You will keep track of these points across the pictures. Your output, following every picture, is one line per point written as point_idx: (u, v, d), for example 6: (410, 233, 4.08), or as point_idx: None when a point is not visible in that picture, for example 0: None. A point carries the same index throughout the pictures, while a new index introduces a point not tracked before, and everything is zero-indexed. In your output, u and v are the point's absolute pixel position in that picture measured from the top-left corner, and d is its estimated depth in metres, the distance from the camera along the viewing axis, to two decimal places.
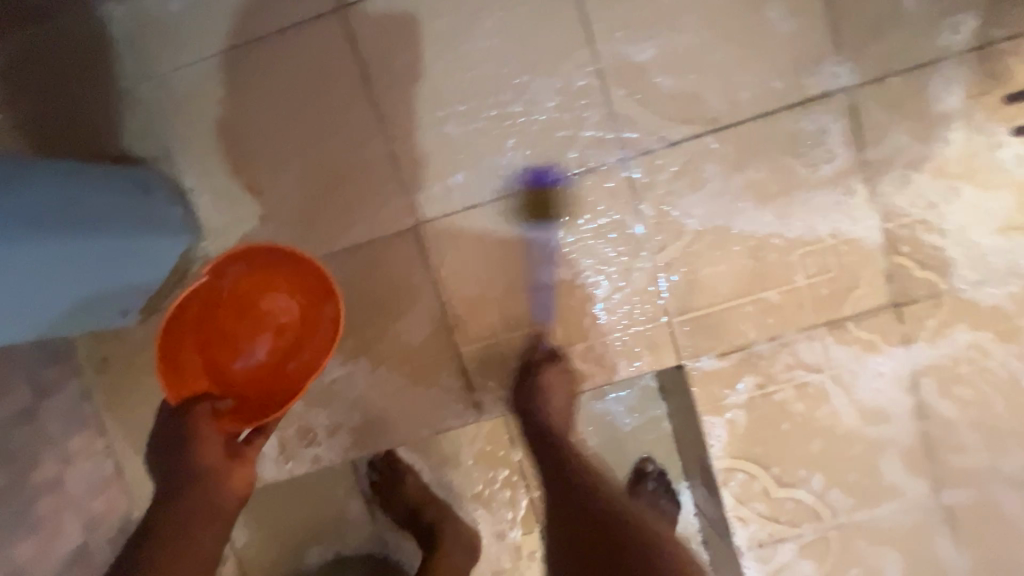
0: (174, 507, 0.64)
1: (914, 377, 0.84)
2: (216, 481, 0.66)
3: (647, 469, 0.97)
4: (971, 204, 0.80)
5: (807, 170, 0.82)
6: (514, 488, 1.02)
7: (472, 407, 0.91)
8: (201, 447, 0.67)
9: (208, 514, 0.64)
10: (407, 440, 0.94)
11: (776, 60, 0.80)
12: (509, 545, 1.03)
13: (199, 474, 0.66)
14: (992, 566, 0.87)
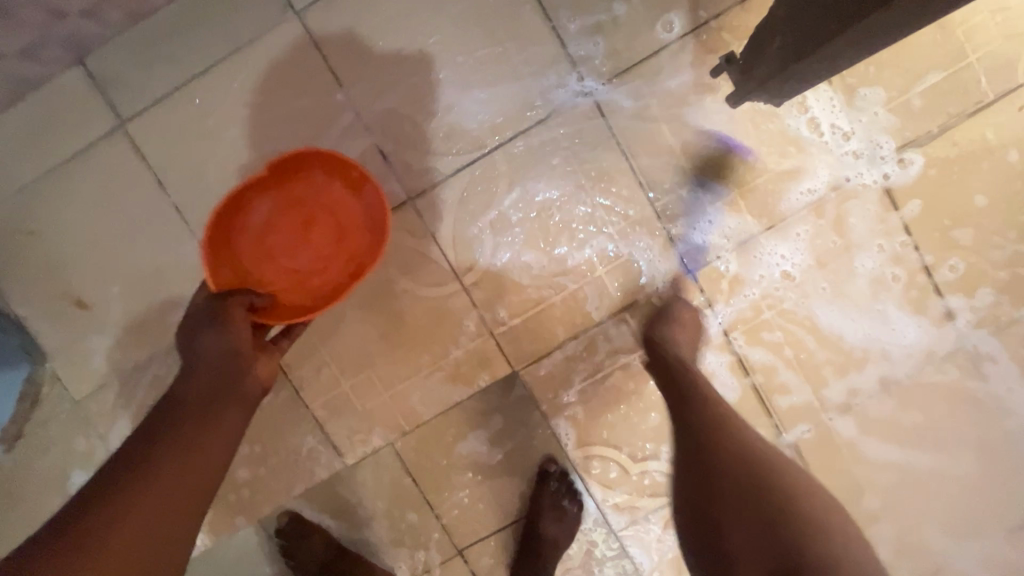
0: (200, 377, 0.65)
1: (725, 334, 0.91)
2: (242, 367, 0.67)
3: (551, 471, 0.95)
4: (721, 168, 0.90)
5: (576, 173, 0.90)
6: (415, 530, 0.99)
7: (339, 456, 0.96)
8: (235, 332, 0.68)
9: (230, 398, 0.65)
10: (289, 502, 0.98)
11: (522, 83, 0.89)
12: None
13: (237, 357, 0.67)
14: (844, 491, 0.93)
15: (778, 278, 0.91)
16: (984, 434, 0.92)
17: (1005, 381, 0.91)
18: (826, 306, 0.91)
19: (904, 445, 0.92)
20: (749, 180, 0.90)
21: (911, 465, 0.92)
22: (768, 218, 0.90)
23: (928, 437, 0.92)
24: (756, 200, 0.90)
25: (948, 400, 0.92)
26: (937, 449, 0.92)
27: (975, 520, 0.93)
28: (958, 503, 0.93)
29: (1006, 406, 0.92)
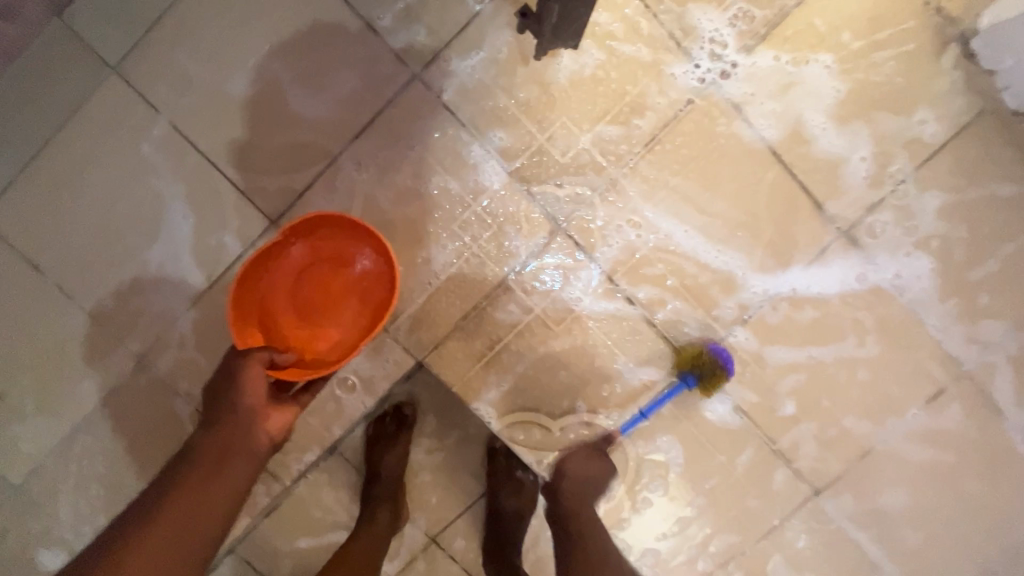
0: (213, 430, 0.68)
1: (607, 279, 0.92)
2: (255, 422, 0.69)
3: (496, 444, 1.00)
4: (567, 119, 0.90)
5: (426, 158, 0.90)
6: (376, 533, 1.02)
7: (278, 480, 0.99)
8: (249, 385, 0.70)
9: (240, 454, 0.67)
10: (242, 536, 1.01)
11: (351, 83, 0.89)
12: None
13: (249, 410, 0.69)
14: (761, 400, 0.95)
15: (648, 212, 0.91)
16: (883, 314, 0.93)
17: (890, 258, 0.92)
18: (699, 228, 0.92)
19: (806, 342, 0.94)
20: (596, 124, 0.90)
21: (817, 361, 0.95)
22: (625, 156, 0.90)
23: (826, 330, 0.94)
24: (608, 141, 0.90)
25: (839, 289, 0.93)
26: (840, 340, 0.94)
27: (891, 396, 0.95)
28: (872, 385, 0.95)
29: (897, 283, 0.93)
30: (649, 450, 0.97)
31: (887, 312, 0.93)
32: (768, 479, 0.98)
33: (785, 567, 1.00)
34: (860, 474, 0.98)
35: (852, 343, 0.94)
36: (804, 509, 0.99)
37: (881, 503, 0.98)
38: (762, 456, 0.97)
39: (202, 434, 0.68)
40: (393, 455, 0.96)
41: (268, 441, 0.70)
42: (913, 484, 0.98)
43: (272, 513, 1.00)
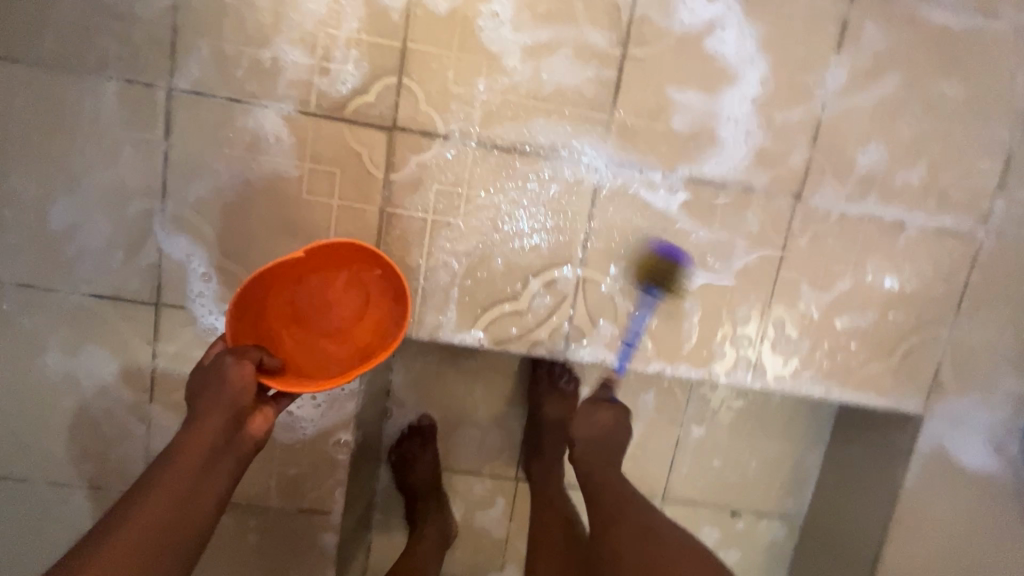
0: (197, 429, 0.67)
1: (468, 142, 0.87)
2: (239, 423, 0.69)
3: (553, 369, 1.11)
4: (326, 26, 0.83)
5: (236, 157, 0.86)
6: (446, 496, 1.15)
7: (325, 511, 0.99)
8: (232, 386, 0.68)
9: (225, 455, 0.68)
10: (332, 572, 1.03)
11: (123, 135, 0.84)
12: (484, 505, 1.21)
13: (234, 412, 0.68)
14: (682, 151, 0.90)
15: (458, 57, 0.85)
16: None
17: None
18: (514, 41, 0.85)
19: (700, 73, 0.87)
20: (353, 12, 0.83)
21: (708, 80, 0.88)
22: (401, 21, 0.83)
23: (704, 46, 0.86)
24: (376, 20, 0.83)
25: (693, 5, 0.85)
26: (722, 45, 0.87)
27: (802, 64, 0.88)
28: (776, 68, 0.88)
29: None
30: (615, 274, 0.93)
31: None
32: (743, 219, 0.92)
33: (814, 285, 0.95)
34: (825, 154, 0.91)
35: (741, 39, 0.86)
36: (797, 222, 0.93)
37: (863, 165, 0.91)
38: (725, 203, 0.92)
39: (192, 424, 0.68)
40: (427, 458, 1.15)
41: (248, 445, 0.70)
42: (883, 130, 0.90)
43: (338, 542, 1.01)
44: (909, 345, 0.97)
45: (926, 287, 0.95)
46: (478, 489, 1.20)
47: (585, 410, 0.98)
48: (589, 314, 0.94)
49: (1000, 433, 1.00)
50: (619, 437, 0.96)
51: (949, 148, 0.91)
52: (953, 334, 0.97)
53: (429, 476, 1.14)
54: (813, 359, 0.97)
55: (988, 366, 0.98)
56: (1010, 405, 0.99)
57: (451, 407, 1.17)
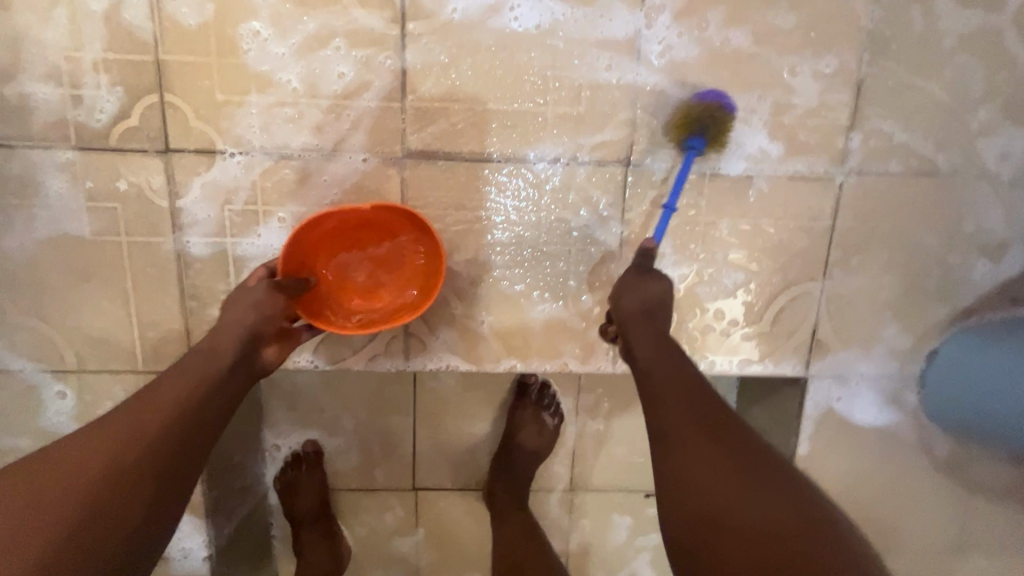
0: (207, 344, 0.70)
1: (252, 151, 0.80)
2: (258, 342, 0.73)
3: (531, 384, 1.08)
4: (67, 50, 0.75)
5: (7, 206, 0.79)
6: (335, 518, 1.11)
7: None
8: (264, 305, 0.72)
9: (240, 368, 0.71)
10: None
11: None
12: (385, 524, 1.16)
13: (252, 325, 0.72)
14: (492, 130, 0.81)
15: (220, 61, 0.77)
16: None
17: None
18: (277, 36, 0.76)
19: (495, 48, 0.79)
20: (92, 31, 0.75)
21: (506, 50, 0.79)
22: (147, 31, 0.75)
23: (492, 26, 0.78)
24: (120, 34, 0.75)
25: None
26: (513, 18, 0.78)
27: (608, 17, 0.79)
28: (580, 24, 0.79)
29: None
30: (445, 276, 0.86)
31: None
32: (574, 192, 0.84)
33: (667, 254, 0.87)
34: (651, 111, 0.82)
35: (532, 9, 0.78)
36: (634, 187, 0.84)
37: (696, 117, 0.83)
38: (548, 178, 0.84)
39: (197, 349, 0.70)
40: (311, 489, 1.09)
41: (267, 364, 0.74)
42: (713, 76, 0.81)
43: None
44: (781, 303, 0.89)
45: (789, 239, 0.87)
46: (377, 506, 1.15)
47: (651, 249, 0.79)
48: (425, 322, 0.87)
49: (891, 385, 0.94)
50: (653, 286, 0.77)
51: (790, 83, 0.82)
52: (826, 286, 0.89)
53: (312, 507, 1.09)
54: (678, 333, 0.90)
55: (868, 314, 0.90)
56: (897, 353, 0.92)
57: (330, 429, 1.10)
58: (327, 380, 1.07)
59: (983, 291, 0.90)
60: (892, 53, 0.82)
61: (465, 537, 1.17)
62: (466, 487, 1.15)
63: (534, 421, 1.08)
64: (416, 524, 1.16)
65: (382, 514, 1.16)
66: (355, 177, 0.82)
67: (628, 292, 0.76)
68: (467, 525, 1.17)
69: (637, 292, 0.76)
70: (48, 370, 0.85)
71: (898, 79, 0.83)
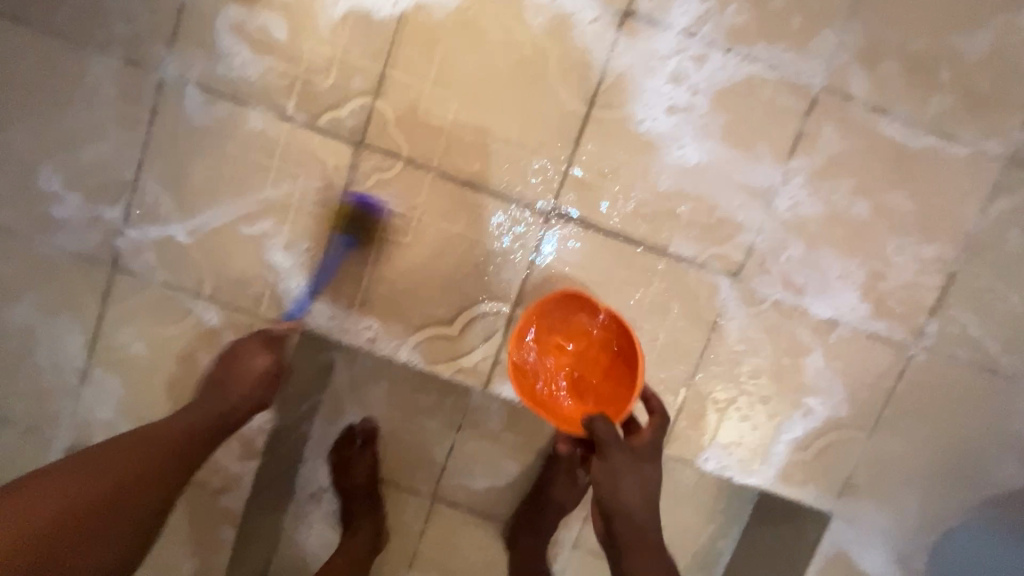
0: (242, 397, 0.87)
1: (427, 170, 0.92)
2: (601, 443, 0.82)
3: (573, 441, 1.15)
4: (315, 43, 0.89)
5: (212, 145, 0.91)
6: (357, 500, 1.16)
7: None
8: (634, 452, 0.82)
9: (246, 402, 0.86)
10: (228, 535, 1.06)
11: (113, 108, 0.90)
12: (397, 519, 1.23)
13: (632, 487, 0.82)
14: (630, 216, 0.93)
15: (432, 89, 0.90)
16: (698, 120, 0.91)
17: (695, 43, 0.89)
18: (488, 92, 0.90)
19: (659, 158, 0.92)
20: (342, 35, 0.89)
21: (672, 171, 0.92)
22: (384, 50, 0.89)
23: (657, 154, 0.92)
24: (362, 45, 0.89)
25: (654, 125, 0.91)
26: (677, 153, 0.92)
27: (754, 166, 0.92)
28: (732, 165, 0.92)
29: (696, 55, 0.90)
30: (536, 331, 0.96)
31: (706, 110, 0.91)
32: (680, 286, 0.95)
33: (740, 365, 0.96)
34: (768, 246, 0.94)
35: (697, 149, 0.92)
36: (734, 300, 0.95)
37: (802, 262, 0.94)
38: (663, 269, 0.94)
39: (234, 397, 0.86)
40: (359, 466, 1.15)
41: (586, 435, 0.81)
42: (828, 233, 0.93)
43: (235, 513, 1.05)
44: (823, 441, 0.98)
45: (851, 388, 0.97)
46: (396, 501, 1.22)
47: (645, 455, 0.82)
48: None
49: (902, 548, 1.00)
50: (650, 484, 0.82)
51: (890, 258, 0.93)
52: (870, 440, 0.98)
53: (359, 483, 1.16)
54: (728, 435, 0.98)
55: (900, 477, 0.99)
56: (915, 520, 1.00)
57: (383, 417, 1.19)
58: (396, 373, 1.16)
59: (1005, 488, 0.98)
60: (986, 260, 0.93)
61: (460, 553, 1.23)
62: (474, 511, 1.22)
63: (567, 476, 1.13)
64: (426, 530, 1.23)
65: (396, 511, 1.23)
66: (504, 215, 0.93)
67: (606, 485, 0.80)
68: (465, 545, 1.23)
69: (629, 479, 0.80)
70: (183, 289, 0.95)
71: (982, 284, 0.94)
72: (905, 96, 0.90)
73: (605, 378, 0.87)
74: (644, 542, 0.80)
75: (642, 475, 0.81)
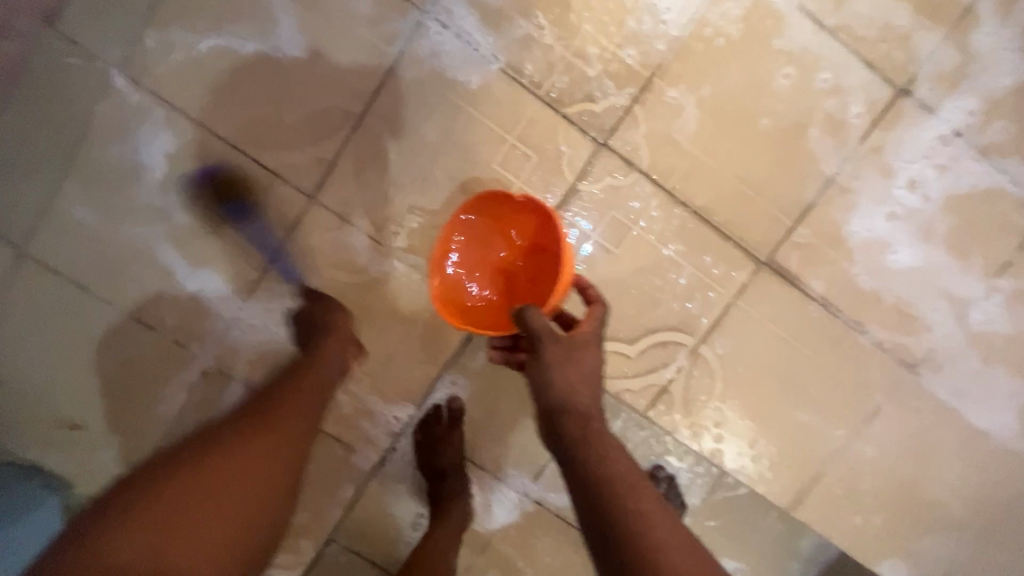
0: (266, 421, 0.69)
1: (660, 189, 0.89)
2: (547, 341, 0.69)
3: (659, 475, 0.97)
4: (593, 27, 0.85)
5: (453, 102, 0.86)
6: None
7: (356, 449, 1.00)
8: (577, 345, 0.69)
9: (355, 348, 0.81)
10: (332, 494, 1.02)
11: (361, 35, 0.84)
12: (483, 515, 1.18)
13: (582, 378, 0.68)
14: (841, 286, 0.92)
15: (692, 109, 0.87)
16: (920, 227, 0.89)
17: (957, 138, 0.87)
18: (744, 127, 0.87)
19: (871, 253, 0.90)
20: (620, 30, 0.85)
21: (877, 270, 0.91)
22: (657, 57, 0.85)
23: (870, 256, 0.90)
24: (638, 46, 0.85)
25: (870, 224, 0.89)
26: (891, 257, 0.90)
27: (963, 276, 0.91)
28: (943, 271, 0.91)
29: (954, 150, 0.87)
30: (712, 372, 0.95)
31: (933, 216, 0.89)
32: (859, 364, 0.95)
33: (890, 452, 0.98)
34: (950, 351, 0.94)
35: (910, 255, 0.90)
36: (901, 391, 0.96)
37: (979, 374, 0.95)
38: (849, 345, 0.94)
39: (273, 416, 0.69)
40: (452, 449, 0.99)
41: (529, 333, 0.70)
42: (1008, 353, 0.95)
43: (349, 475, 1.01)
44: (938, 542, 1.00)
45: (980, 498, 0.99)
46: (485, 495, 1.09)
47: (582, 335, 0.70)
48: (685, 389, 0.96)
49: None
50: (588, 359, 0.69)
51: None
52: (979, 549, 1.01)
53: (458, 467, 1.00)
54: (858, 516, 0.99)
55: None
56: None
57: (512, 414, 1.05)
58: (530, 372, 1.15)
59: None
60: None
61: None
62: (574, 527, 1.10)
63: None
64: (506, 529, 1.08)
65: None
66: (721, 253, 0.91)
67: (546, 377, 0.67)
68: None
69: (568, 368, 0.68)
70: (376, 240, 0.90)
71: None
72: None
73: (545, 276, 0.80)
74: (598, 437, 0.65)
75: (580, 363, 0.68)
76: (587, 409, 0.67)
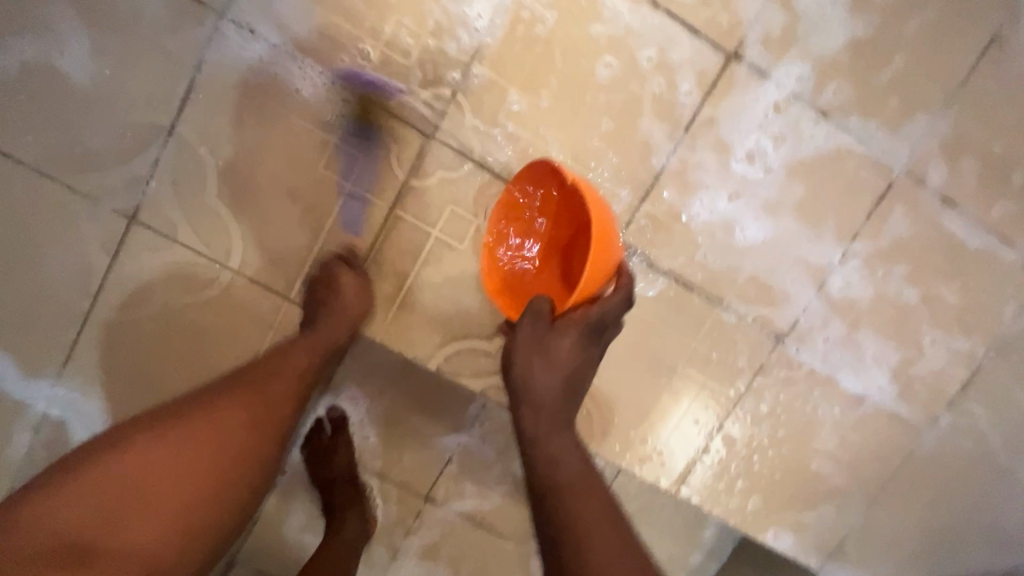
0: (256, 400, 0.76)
1: (497, 179, 0.86)
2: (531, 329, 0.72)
3: None
4: (401, 15, 0.80)
5: (267, 105, 0.82)
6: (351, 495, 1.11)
7: None
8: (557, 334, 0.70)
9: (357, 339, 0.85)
10: None
11: (159, 44, 0.80)
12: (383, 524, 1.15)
13: (551, 367, 0.70)
14: (696, 262, 0.89)
15: (518, 92, 0.83)
16: (763, 200, 0.88)
17: (793, 102, 0.85)
18: (574, 107, 0.84)
19: (723, 228, 0.88)
20: (432, 15, 0.81)
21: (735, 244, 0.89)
22: (474, 42, 0.82)
23: (719, 234, 0.88)
24: (452, 31, 0.81)
25: (713, 204, 0.87)
26: (739, 233, 0.89)
27: (817, 243, 0.90)
28: (797, 237, 0.89)
29: (791, 115, 0.85)
30: None
31: (778, 185, 0.87)
32: (725, 340, 0.93)
33: (768, 425, 0.96)
34: (815, 319, 0.93)
35: (760, 229, 0.89)
36: (771, 363, 0.94)
37: (846, 340, 0.94)
38: (713, 322, 0.92)
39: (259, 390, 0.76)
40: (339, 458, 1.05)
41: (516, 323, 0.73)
42: (873, 316, 0.93)
43: None
44: (825, 512, 1.00)
45: (862, 464, 0.99)
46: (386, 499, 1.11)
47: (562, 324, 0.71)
48: None
49: None
50: (559, 349, 0.70)
51: (925, 348, 0.95)
52: (867, 513, 1.01)
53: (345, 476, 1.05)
54: (744, 494, 0.98)
55: (887, 551, 1.02)
56: None
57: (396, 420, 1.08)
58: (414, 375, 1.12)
59: None
60: (1011, 363, 0.97)
61: (438, 566, 1.16)
62: (472, 520, 1.15)
63: None
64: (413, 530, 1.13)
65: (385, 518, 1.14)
66: None
67: (517, 362, 0.71)
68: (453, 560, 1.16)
69: (539, 358, 0.70)
70: (208, 256, 0.86)
71: (1003, 387, 0.98)
72: (975, 196, 0.91)
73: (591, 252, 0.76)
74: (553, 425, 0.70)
75: (553, 355, 0.70)
76: (545, 396, 0.70)
